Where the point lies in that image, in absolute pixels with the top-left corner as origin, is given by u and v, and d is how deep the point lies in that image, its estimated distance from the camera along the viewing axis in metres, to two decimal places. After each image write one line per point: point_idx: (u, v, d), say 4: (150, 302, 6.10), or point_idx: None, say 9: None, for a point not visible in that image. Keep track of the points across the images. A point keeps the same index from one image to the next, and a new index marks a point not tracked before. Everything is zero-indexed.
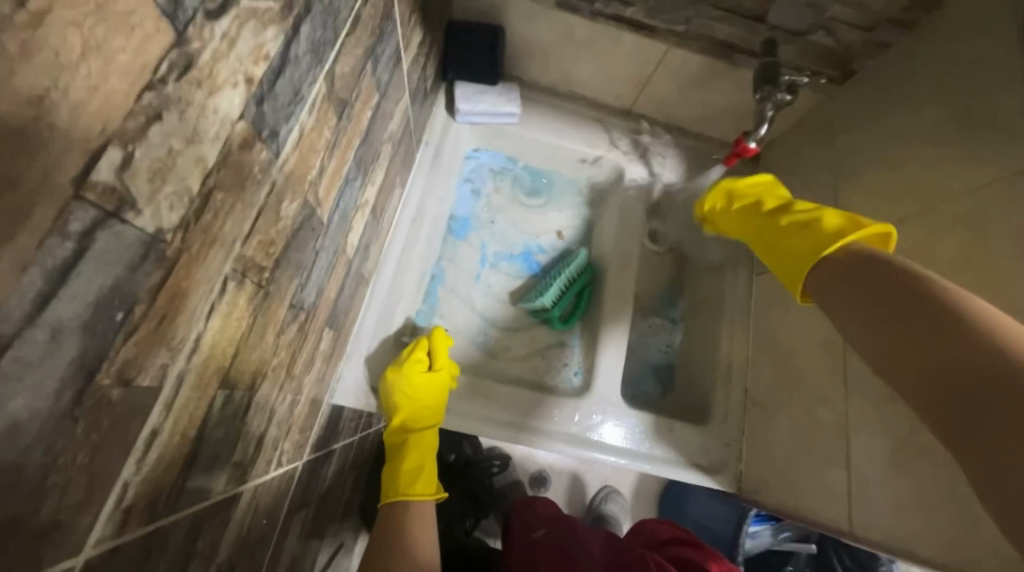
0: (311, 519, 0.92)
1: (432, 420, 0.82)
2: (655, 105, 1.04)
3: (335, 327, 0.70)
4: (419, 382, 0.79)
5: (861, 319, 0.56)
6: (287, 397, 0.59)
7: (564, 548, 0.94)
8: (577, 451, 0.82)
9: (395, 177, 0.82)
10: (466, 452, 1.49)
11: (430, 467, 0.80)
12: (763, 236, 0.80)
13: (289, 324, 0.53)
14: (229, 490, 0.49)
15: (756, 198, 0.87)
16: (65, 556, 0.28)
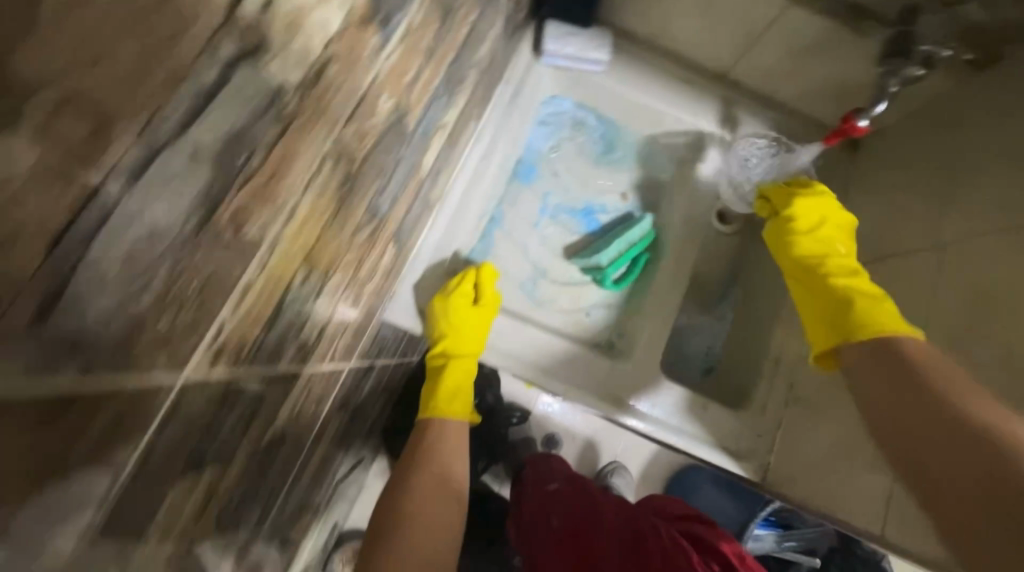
0: (344, 425, 0.98)
1: (474, 349, 0.85)
2: (755, 72, 0.96)
3: (398, 244, 0.72)
4: (464, 313, 0.82)
5: (883, 399, 0.60)
6: (349, 298, 0.62)
7: (579, 503, 0.98)
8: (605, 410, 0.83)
9: (473, 109, 0.81)
10: (488, 400, 1.49)
11: (467, 391, 0.83)
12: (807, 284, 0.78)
13: (364, 225, 0.55)
14: (292, 366, 0.53)
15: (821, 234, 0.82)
16: (171, 368, 0.31)
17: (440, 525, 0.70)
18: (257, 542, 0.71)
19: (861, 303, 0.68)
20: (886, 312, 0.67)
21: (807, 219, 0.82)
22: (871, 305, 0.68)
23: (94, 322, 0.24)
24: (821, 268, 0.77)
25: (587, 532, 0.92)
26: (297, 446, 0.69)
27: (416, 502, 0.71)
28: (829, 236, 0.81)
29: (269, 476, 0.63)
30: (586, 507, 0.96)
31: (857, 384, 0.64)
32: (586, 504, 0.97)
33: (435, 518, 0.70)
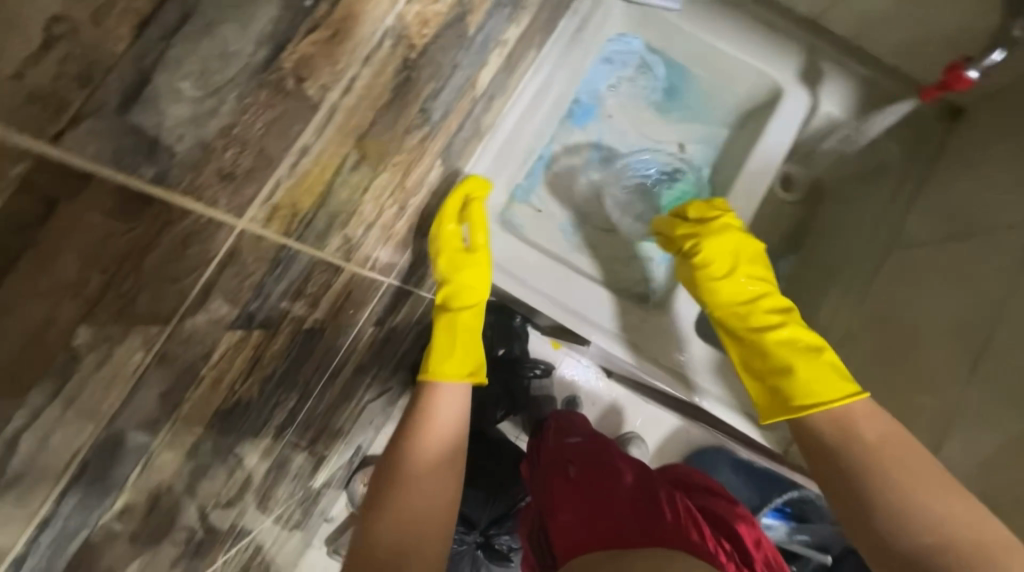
0: (374, 349, 1.01)
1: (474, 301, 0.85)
2: (847, 20, 0.88)
3: (446, 165, 0.73)
4: (460, 260, 0.84)
5: (836, 453, 0.65)
6: (394, 206, 0.64)
7: (596, 457, 0.98)
8: (626, 356, 0.83)
9: (536, 34, 0.78)
10: (514, 350, 1.52)
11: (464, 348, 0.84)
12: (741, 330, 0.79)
13: (416, 128, 0.55)
14: (338, 258, 0.57)
15: (741, 275, 0.81)
16: (233, 204, 0.36)
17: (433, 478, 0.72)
18: (291, 428, 0.77)
19: (801, 376, 0.70)
20: (823, 374, 0.70)
21: (721, 262, 0.81)
22: (809, 375, 0.70)
23: (167, 130, 0.30)
24: (747, 324, 0.78)
25: (603, 485, 0.90)
26: (335, 346, 0.74)
27: (413, 448, 0.73)
28: (750, 282, 0.81)
29: (307, 366, 0.68)
30: (606, 464, 0.95)
31: (818, 479, 0.67)
32: (605, 460, 0.97)
33: (433, 467, 0.72)
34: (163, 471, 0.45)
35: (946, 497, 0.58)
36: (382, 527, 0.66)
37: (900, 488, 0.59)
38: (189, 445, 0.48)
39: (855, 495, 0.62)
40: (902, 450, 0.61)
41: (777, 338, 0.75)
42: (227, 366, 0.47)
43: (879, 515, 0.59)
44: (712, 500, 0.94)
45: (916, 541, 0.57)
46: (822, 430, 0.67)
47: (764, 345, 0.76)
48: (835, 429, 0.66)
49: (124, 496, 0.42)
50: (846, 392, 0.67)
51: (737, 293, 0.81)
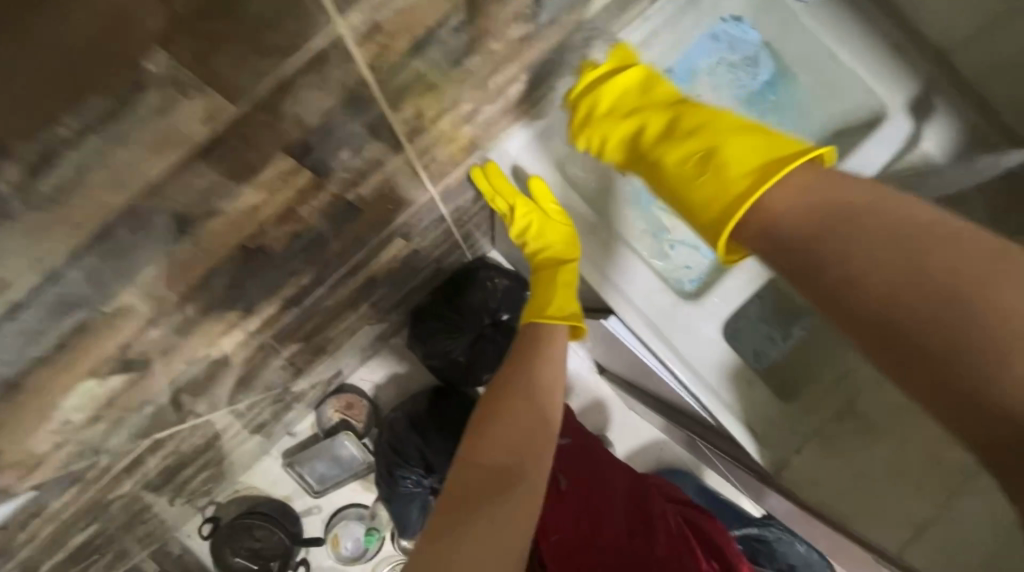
0: (393, 268, 0.99)
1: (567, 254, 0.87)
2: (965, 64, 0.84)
3: (530, 87, 0.69)
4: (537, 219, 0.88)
5: (817, 261, 0.49)
6: (470, 105, 0.61)
7: (591, 469, 1.03)
8: (635, 325, 0.81)
9: None
10: None
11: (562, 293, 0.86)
12: (651, 173, 0.68)
13: (519, 20, 0.53)
14: (402, 133, 0.55)
15: (628, 115, 0.72)
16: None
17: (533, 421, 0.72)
18: (296, 309, 0.76)
19: (711, 175, 0.59)
20: (744, 153, 0.58)
21: (599, 120, 0.73)
22: (723, 171, 0.58)
23: None
24: (651, 154, 0.68)
25: (592, 492, 0.99)
26: (363, 239, 0.72)
27: (508, 400, 0.74)
28: (636, 103, 0.73)
29: (335, 246, 0.66)
30: (596, 472, 1.03)
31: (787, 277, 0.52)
32: (594, 469, 1.03)
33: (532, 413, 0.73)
34: None
35: (943, 234, 0.44)
36: (467, 465, 0.66)
37: (899, 246, 0.45)
38: None
39: (827, 283, 0.48)
40: (893, 214, 0.47)
41: (676, 153, 0.65)
42: (270, 194, 0.50)
43: (865, 293, 0.46)
44: (695, 512, 1.02)
45: (897, 316, 0.44)
46: (789, 212, 0.52)
47: (666, 175, 0.65)
48: (787, 226, 0.51)
49: (160, 267, 0.47)
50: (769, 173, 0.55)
51: (640, 143, 0.70)
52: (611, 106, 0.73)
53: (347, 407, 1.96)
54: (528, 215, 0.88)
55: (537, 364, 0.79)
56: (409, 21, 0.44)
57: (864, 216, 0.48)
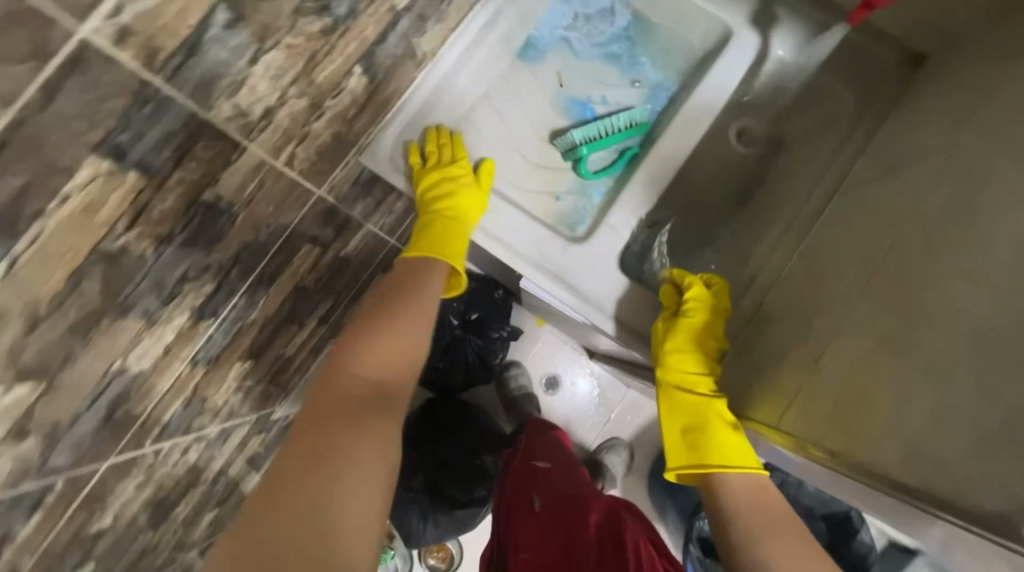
0: (324, 273, 1.07)
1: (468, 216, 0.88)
2: None
3: (372, 77, 0.77)
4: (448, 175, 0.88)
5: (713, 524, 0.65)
6: (305, 99, 0.68)
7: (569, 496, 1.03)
8: (529, 272, 0.84)
9: None
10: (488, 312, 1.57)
11: (449, 240, 0.85)
12: (671, 399, 0.76)
13: (312, 14, 0.60)
14: (234, 132, 0.61)
15: (692, 348, 0.77)
16: (78, 4, 0.40)
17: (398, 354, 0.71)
18: (215, 320, 0.83)
19: (723, 441, 0.70)
20: (725, 447, 0.69)
21: (683, 340, 0.77)
22: (732, 445, 0.70)
23: None
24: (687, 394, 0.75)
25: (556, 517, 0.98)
26: (255, 243, 0.79)
27: (390, 370, 0.69)
28: (702, 357, 0.78)
29: (224, 250, 0.73)
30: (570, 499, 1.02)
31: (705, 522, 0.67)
32: (569, 494, 1.04)
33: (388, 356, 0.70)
34: (37, 286, 0.51)
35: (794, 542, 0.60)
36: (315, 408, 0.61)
37: (778, 552, 0.59)
38: (69, 271, 0.53)
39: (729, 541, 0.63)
40: (776, 511, 0.63)
41: (712, 414, 0.73)
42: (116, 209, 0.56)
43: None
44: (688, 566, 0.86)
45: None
46: (740, 510, 0.64)
47: (695, 418, 0.73)
48: (730, 499, 0.65)
49: None
50: (733, 463, 0.68)
51: (678, 378, 0.77)
52: (696, 345, 0.78)
53: None
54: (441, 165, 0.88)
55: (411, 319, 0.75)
56: (161, 25, 0.46)
57: (747, 518, 0.63)
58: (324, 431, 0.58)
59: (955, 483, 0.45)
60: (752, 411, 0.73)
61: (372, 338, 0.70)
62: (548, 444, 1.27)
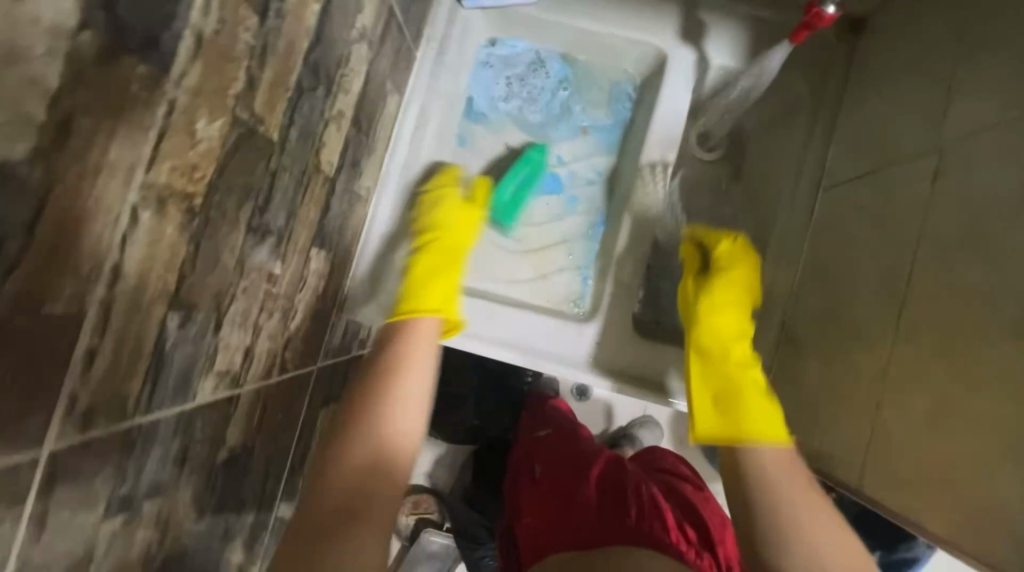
0: None
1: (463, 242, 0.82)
2: None
3: (328, 247, 0.72)
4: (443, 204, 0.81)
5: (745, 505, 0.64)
6: (275, 313, 0.63)
7: (566, 450, 1.04)
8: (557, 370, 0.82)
9: (384, 82, 0.74)
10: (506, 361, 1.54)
11: (442, 289, 0.75)
12: (704, 365, 0.76)
13: (256, 246, 0.54)
14: (222, 393, 0.56)
15: (728, 313, 0.78)
16: (29, 440, 0.33)
17: (411, 423, 0.65)
18: (265, 533, 0.79)
19: (757, 414, 0.70)
20: (763, 414, 0.69)
21: (720, 301, 0.78)
22: (766, 416, 0.70)
23: None
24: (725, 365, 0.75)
25: (561, 472, 0.97)
26: (274, 450, 0.74)
27: (400, 436, 0.63)
28: (739, 315, 0.78)
29: (252, 478, 0.70)
30: (575, 456, 1.00)
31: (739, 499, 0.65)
32: (568, 452, 1.02)
33: (405, 426, 0.64)
34: None
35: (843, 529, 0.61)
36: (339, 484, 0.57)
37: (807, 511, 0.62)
38: None
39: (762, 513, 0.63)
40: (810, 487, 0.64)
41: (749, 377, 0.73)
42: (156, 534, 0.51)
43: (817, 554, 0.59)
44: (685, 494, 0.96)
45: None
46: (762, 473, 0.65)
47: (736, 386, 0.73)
48: (747, 468, 0.66)
49: None
50: (768, 435, 0.68)
51: (709, 347, 0.77)
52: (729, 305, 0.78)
53: (417, 505, 1.44)
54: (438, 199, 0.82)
55: (409, 375, 0.67)
56: (122, 376, 0.40)
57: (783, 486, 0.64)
58: (352, 535, 0.54)
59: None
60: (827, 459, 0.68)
61: (383, 394, 0.64)
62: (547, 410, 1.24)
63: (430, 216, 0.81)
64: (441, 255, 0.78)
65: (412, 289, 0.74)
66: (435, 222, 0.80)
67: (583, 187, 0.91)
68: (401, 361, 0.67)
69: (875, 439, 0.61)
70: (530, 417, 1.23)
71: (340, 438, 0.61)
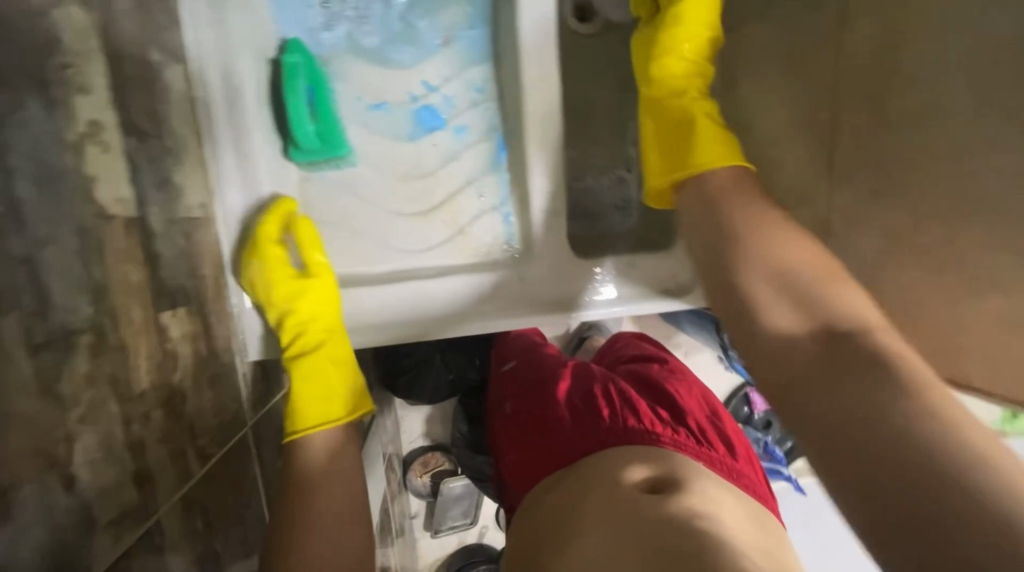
0: None
1: (329, 315, 0.68)
2: None
3: (186, 298, 0.55)
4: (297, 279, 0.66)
5: (717, 288, 0.54)
6: (154, 412, 0.48)
7: (531, 376, 0.97)
8: (512, 324, 0.75)
9: (148, 53, 0.51)
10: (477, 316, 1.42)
11: (333, 383, 0.66)
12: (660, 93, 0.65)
13: (66, 359, 0.38)
14: (134, 534, 0.44)
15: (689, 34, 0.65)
16: None
17: (348, 555, 0.59)
18: None
19: (700, 134, 0.59)
20: (711, 137, 0.59)
21: (685, 28, 0.65)
22: (710, 132, 0.59)
23: None
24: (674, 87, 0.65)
25: (531, 400, 0.90)
26: (248, 529, 0.64)
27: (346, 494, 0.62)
28: (703, 51, 0.66)
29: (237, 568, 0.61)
30: (541, 380, 0.94)
31: (710, 298, 0.55)
32: (532, 378, 0.96)
33: (351, 527, 0.61)
34: None
35: (849, 289, 0.48)
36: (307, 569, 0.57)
37: (776, 269, 0.51)
38: None
39: (728, 289, 0.53)
40: (795, 257, 0.51)
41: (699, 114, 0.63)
42: None
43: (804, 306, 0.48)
44: (655, 374, 0.91)
45: (850, 329, 0.45)
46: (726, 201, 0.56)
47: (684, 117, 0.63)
48: (702, 197, 0.57)
49: None
50: (713, 155, 0.58)
51: (667, 69, 0.65)
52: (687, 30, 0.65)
53: (426, 464, 1.46)
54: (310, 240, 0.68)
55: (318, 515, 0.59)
56: None
57: (757, 262, 0.52)
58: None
59: None
60: None
61: (314, 476, 0.62)
62: (508, 340, 1.16)
63: (281, 285, 0.66)
64: (317, 336, 0.67)
65: (304, 393, 0.65)
66: (274, 282, 0.66)
67: (468, 111, 0.76)
68: (306, 438, 0.64)
69: None
70: (497, 353, 1.15)
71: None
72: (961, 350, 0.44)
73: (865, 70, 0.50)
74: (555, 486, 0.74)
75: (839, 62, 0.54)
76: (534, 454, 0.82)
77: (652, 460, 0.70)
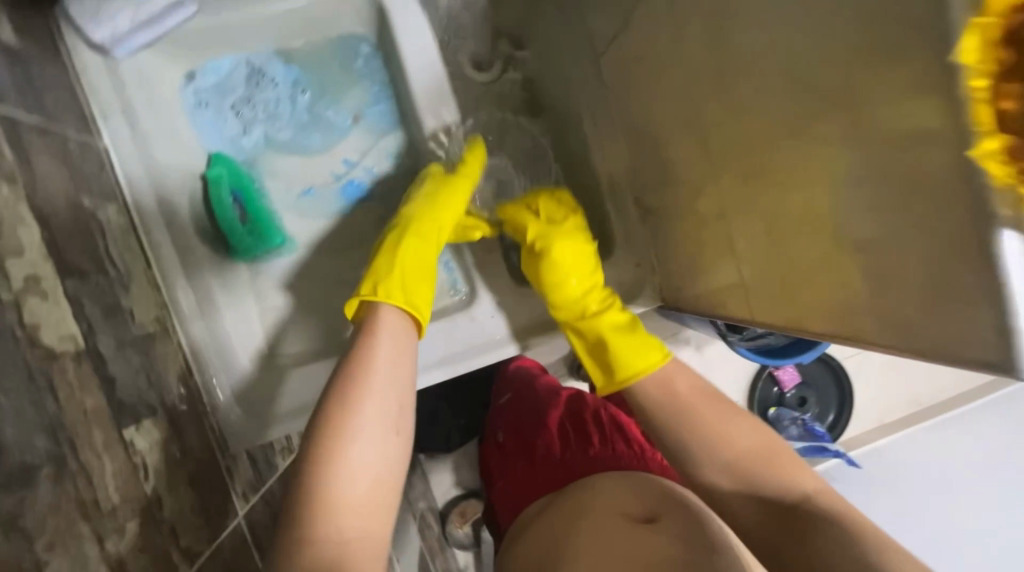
0: None
1: (456, 214, 0.75)
2: None
3: (150, 410, 0.59)
4: (438, 181, 0.76)
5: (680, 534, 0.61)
6: (129, 525, 0.51)
7: (525, 408, 0.99)
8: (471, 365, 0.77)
9: (78, 204, 0.58)
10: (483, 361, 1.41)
11: (423, 280, 0.68)
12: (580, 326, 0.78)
13: (27, 494, 0.42)
14: None
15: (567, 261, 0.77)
16: None
17: (374, 458, 0.53)
18: None
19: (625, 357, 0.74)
20: (635, 353, 0.74)
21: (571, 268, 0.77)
22: (629, 349, 0.74)
23: None
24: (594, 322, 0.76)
25: (528, 434, 0.93)
26: None
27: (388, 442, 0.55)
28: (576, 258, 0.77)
29: None
30: (536, 404, 0.97)
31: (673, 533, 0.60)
32: (528, 410, 0.98)
33: (380, 487, 0.53)
34: None
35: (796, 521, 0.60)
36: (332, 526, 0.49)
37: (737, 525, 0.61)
38: None
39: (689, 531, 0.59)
40: (758, 510, 0.63)
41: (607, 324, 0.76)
42: None
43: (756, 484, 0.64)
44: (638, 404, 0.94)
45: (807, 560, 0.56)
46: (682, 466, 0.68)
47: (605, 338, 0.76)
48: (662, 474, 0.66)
49: None
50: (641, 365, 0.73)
51: (557, 276, 0.76)
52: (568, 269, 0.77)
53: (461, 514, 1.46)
54: (439, 212, 0.73)
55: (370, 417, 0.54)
56: None
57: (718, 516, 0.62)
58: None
59: (930, 340, 0.37)
60: (720, 308, 0.68)
61: (345, 413, 0.54)
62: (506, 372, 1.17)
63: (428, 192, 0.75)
64: (423, 239, 0.72)
65: (397, 277, 0.66)
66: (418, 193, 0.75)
67: (390, 176, 0.83)
68: (356, 361, 0.57)
69: (741, 279, 0.60)
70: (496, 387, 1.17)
71: (297, 526, 0.49)
72: (851, 304, 0.44)
73: (704, 64, 0.54)
74: (546, 509, 0.78)
75: (683, 62, 0.57)
76: (528, 481, 0.87)
77: (637, 478, 0.75)
